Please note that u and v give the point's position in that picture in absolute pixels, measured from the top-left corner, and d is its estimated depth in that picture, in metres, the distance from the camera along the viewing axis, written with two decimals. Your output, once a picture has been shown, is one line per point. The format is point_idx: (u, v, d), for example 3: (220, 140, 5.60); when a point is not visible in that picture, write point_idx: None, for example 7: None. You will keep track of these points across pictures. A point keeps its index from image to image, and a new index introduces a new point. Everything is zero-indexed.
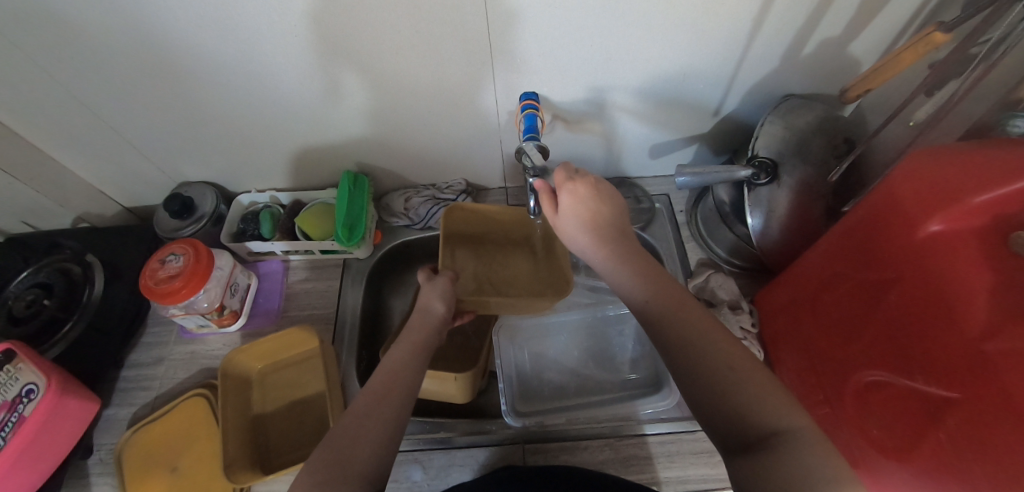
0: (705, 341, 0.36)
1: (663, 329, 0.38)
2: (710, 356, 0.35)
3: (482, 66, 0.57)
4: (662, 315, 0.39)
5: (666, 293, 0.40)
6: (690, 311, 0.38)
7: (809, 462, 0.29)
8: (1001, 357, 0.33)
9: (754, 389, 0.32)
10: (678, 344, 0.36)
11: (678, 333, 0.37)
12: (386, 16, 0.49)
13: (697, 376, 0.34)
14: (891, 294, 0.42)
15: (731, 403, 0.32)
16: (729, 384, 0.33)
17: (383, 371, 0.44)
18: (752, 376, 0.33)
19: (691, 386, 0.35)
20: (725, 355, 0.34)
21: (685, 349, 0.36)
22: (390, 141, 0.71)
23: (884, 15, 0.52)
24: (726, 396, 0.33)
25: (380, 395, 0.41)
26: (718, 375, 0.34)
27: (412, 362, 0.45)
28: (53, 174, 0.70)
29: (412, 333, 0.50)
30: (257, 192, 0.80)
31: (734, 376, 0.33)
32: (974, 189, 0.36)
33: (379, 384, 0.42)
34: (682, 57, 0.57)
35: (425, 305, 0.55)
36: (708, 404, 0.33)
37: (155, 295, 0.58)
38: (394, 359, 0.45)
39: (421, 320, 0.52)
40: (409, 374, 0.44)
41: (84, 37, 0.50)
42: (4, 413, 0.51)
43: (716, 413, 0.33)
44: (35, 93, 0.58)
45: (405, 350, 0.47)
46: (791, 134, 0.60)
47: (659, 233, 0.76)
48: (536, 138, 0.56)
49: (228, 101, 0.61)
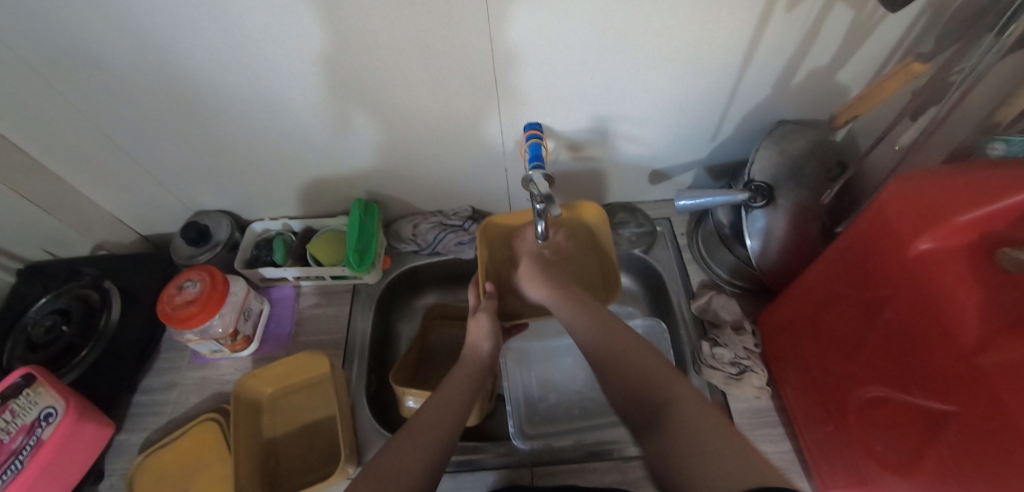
0: (633, 362, 0.43)
1: (608, 358, 0.46)
2: (635, 369, 0.43)
3: (487, 100, 0.61)
4: (610, 358, 0.45)
5: (611, 339, 0.48)
6: (622, 338, 0.47)
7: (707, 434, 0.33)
8: (993, 368, 0.34)
9: (661, 386, 0.39)
10: (615, 366, 0.44)
11: (623, 363, 0.44)
12: (397, 55, 0.53)
13: (630, 388, 0.42)
14: (885, 311, 0.44)
15: (645, 396, 0.40)
16: (649, 382, 0.40)
17: (441, 395, 0.50)
18: (663, 376, 0.40)
19: (631, 401, 0.41)
20: (647, 367, 0.42)
21: (613, 364, 0.45)
22: (398, 170, 0.74)
23: (867, 47, 0.55)
24: (645, 392, 0.40)
25: (443, 410, 0.48)
26: (645, 378, 0.41)
27: (462, 397, 0.51)
28: (75, 204, 0.73)
29: (463, 371, 0.56)
30: (270, 220, 0.82)
31: (648, 377, 0.41)
32: (959, 208, 0.37)
33: (439, 405, 0.48)
34: (676, 88, 0.61)
35: (474, 342, 0.60)
36: (638, 406, 0.40)
37: (171, 320, 0.60)
38: (447, 395, 0.50)
39: (471, 361, 0.58)
40: (457, 408, 0.49)
41: (117, 77, 0.55)
42: (22, 437, 0.52)
43: (639, 409, 0.40)
44: (67, 127, 0.62)
45: (458, 386, 0.52)
46: (785, 159, 0.63)
47: (661, 256, 0.78)
48: (542, 167, 0.59)
49: (245, 135, 0.65)
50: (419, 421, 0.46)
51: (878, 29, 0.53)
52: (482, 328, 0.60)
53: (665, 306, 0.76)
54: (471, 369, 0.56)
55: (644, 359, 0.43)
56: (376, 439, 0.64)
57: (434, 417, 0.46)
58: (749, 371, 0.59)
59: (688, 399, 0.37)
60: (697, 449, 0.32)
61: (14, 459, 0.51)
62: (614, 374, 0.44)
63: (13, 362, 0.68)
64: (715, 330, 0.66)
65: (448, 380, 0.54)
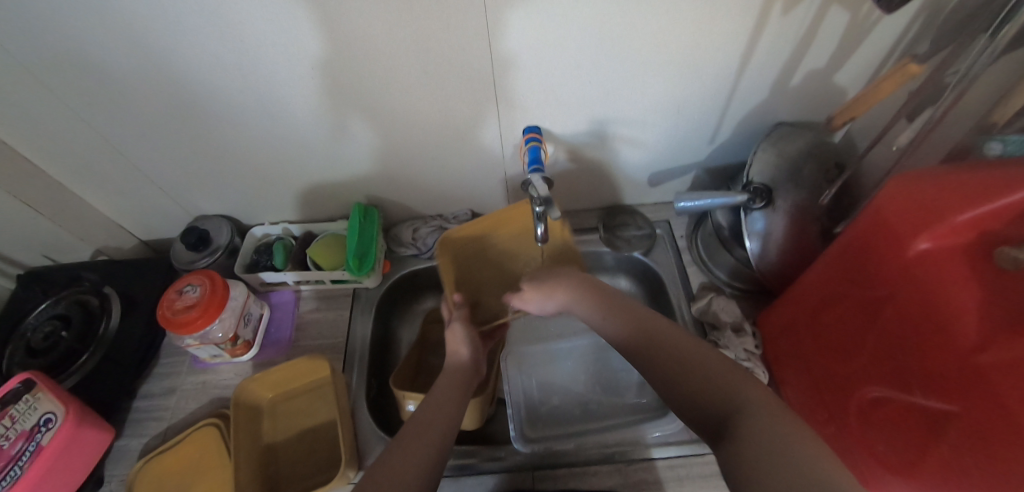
0: (689, 362, 0.43)
1: (653, 354, 0.46)
2: (697, 367, 0.42)
3: (486, 104, 0.61)
4: (649, 347, 0.46)
5: (645, 329, 0.49)
6: (672, 335, 0.47)
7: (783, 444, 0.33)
8: (994, 367, 0.34)
9: (734, 391, 0.39)
10: (666, 361, 0.44)
11: (672, 354, 0.45)
12: (397, 60, 0.54)
13: (686, 387, 0.41)
14: (885, 311, 0.43)
15: (713, 399, 0.39)
16: (716, 382, 0.40)
17: (429, 403, 0.50)
18: (731, 377, 0.40)
19: (686, 399, 0.41)
20: (716, 372, 0.41)
21: (658, 356, 0.45)
22: (398, 174, 0.74)
23: (864, 49, 0.56)
24: (709, 392, 0.40)
25: (428, 419, 0.47)
26: (711, 377, 0.41)
27: (451, 404, 0.51)
28: (75, 209, 0.74)
29: (447, 379, 0.56)
30: (270, 225, 0.83)
31: (716, 377, 0.41)
32: (957, 208, 0.38)
33: (425, 414, 0.48)
34: (675, 91, 0.61)
35: (452, 350, 0.61)
36: (697, 408, 0.40)
37: (171, 325, 0.60)
38: (434, 403, 0.50)
39: (454, 368, 0.58)
40: (445, 415, 0.49)
41: (119, 83, 0.55)
42: (22, 443, 0.52)
43: (700, 410, 0.40)
44: (68, 133, 0.62)
45: (446, 393, 0.53)
46: (783, 161, 0.63)
47: (660, 258, 0.78)
48: (541, 170, 0.59)
49: (246, 140, 0.65)
50: (408, 430, 0.46)
51: (874, 31, 0.53)
52: (456, 337, 0.61)
53: (665, 308, 0.76)
54: (456, 376, 0.57)
55: (707, 358, 0.43)
56: (375, 443, 0.63)
57: (422, 425, 0.46)
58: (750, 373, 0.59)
59: (764, 401, 0.37)
60: (768, 456, 0.33)
61: (14, 465, 0.51)
62: (663, 367, 0.44)
63: (12, 368, 0.68)
64: (715, 332, 0.66)
65: (432, 390, 0.54)
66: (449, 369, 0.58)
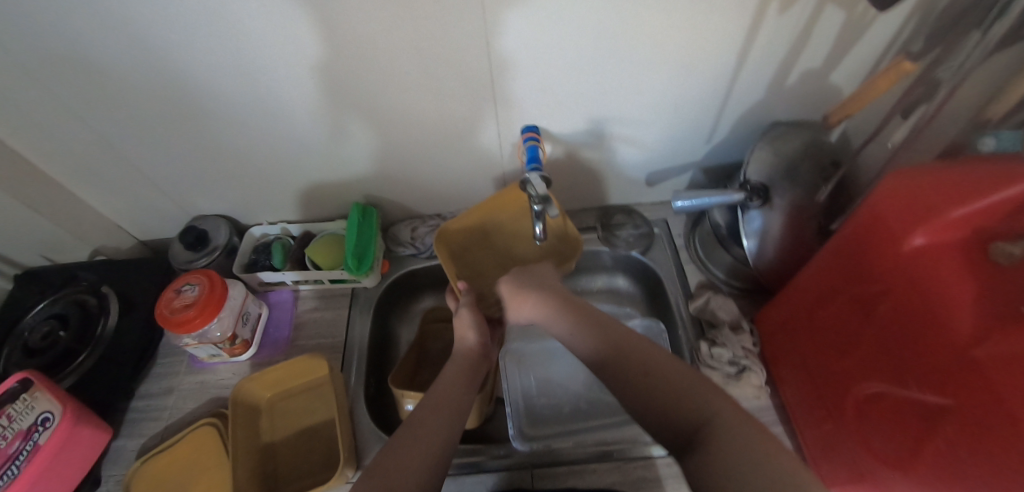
0: (654, 374, 0.41)
1: (620, 371, 0.43)
2: (666, 382, 0.40)
3: (484, 103, 0.61)
4: (617, 365, 0.43)
5: (613, 345, 0.45)
6: (638, 343, 0.44)
7: (754, 455, 0.32)
8: (989, 361, 0.34)
9: (702, 400, 0.37)
10: (632, 376, 0.42)
11: (638, 371, 0.41)
12: (394, 60, 0.54)
13: (653, 405, 0.39)
14: (880, 307, 0.44)
15: (681, 412, 0.38)
16: (683, 394, 0.38)
17: (438, 390, 0.51)
18: (699, 388, 0.38)
19: (653, 414, 0.39)
20: (683, 382, 0.39)
21: (629, 382, 0.41)
22: (396, 174, 0.74)
23: (859, 48, 0.56)
24: (676, 407, 0.38)
25: (438, 406, 0.48)
26: (679, 389, 0.39)
27: (460, 391, 0.51)
28: (73, 209, 0.74)
29: (457, 365, 0.56)
30: (268, 225, 0.83)
31: (684, 390, 0.39)
32: (951, 204, 0.38)
33: (436, 401, 0.48)
34: (672, 90, 0.61)
35: (462, 335, 0.61)
36: (667, 422, 0.38)
37: (169, 324, 0.59)
38: (445, 390, 0.51)
39: (464, 355, 0.59)
40: (454, 402, 0.49)
41: (117, 83, 0.55)
42: (19, 442, 0.52)
43: (669, 424, 0.38)
44: (66, 132, 0.62)
45: (455, 381, 0.53)
46: (780, 160, 0.64)
47: (658, 257, 0.78)
48: (539, 169, 0.60)
49: (244, 140, 0.65)
50: (418, 417, 0.46)
51: (869, 29, 0.54)
52: (466, 322, 0.61)
53: (663, 307, 0.76)
54: (465, 363, 0.57)
55: (672, 370, 0.41)
56: (373, 443, 0.63)
57: (432, 413, 0.46)
58: (748, 370, 0.60)
59: (731, 414, 0.35)
60: (742, 476, 0.32)
61: (11, 464, 0.51)
62: (626, 382, 0.42)
63: (10, 368, 0.68)
64: (713, 329, 0.66)
65: (441, 375, 0.54)
66: (460, 355, 0.59)
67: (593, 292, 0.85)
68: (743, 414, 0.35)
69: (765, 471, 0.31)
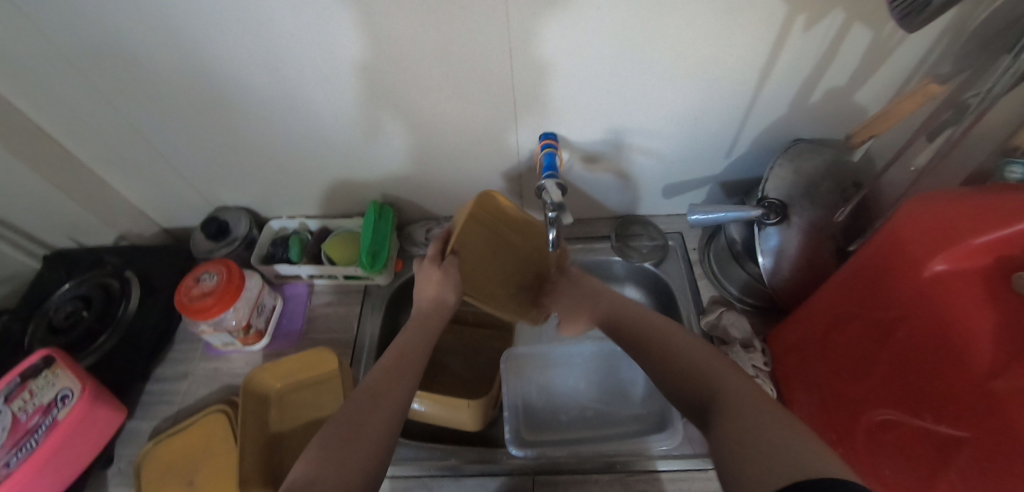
0: (679, 354, 0.43)
1: (653, 351, 0.46)
2: (684, 362, 0.42)
3: (506, 109, 0.62)
4: (646, 341, 0.47)
5: (648, 325, 0.49)
6: (664, 330, 0.47)
7: (761, 422, 0.33)
8: (1007, 395, 0.34)
9: (711, 377, 0.39)
10: (655, 358, 0.45)
11: (664, 352, 0.44)
12: (419, 62, 0.55)
13: (677, 381, 0.41)
14: (897, 333, 0.43)
15: (696, 389, 0.39)
16: (697, 375, 0.40)
17: (392, 353, 0.50)
18: (717, 368, 0.39)
19: (679, 391, 0.41)
20: (697, 361, 0.41)
21: (665, 364, 0.43)
22: (416, 174, 0.75)
23: (886, 69, 0.56)
24: (694, 384, 0.39)
25: (389, 371, 0.47)
26: (692, 369, 0.40)
27: (416, 358, 0.50)
28: (102, 194, 0.76)
29: (419, 325, 0.56)
30: (287, 219, 0.84)
31: (698, 369, 0.40)
32: (972, 231, 0.37)
33: (388, 364, 0.48)
34: (693, 102, 0.61)
35: (435, 294, 0.58)
36: (684, 398, 0.40)
37: (187, 311, 0.61)
38: (398, 355, 0.49)
39: (430, 312, 0.57)
40: (408, 368, 0.48)
41: (149, 75, 0.57)
42: (37, 417, 0.54)
43: (688, 402, 0.39)
44: (99, 121, 0.64)
45: (413, 343, 0.52)
46: (801, 178, 0.63)
47: (671, 270, 0.78)
48: (555, 176, 0.61)
49: (267, 135, 0.67)
50: (369, 388, 0.44)
51: (897, 50, 0.53)
52: (448, 283, 0.59)
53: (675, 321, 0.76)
54: (425, 324, 0.56)
55: (696, 352, 0.42)
56: None
57: (387, 388, 0.44)
58: None
59: (737, 389, 0.36)
60: (750, 443, 0.32)
61: (29, 437, 0.53)
62: (652, 364, 0.45)
63: (33, 345, 0.70)
64: (724, 346, 0.66)
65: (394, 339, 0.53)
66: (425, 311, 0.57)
67: None
68: (748, 388, 0.36)
69: (766, 437, 0.31)
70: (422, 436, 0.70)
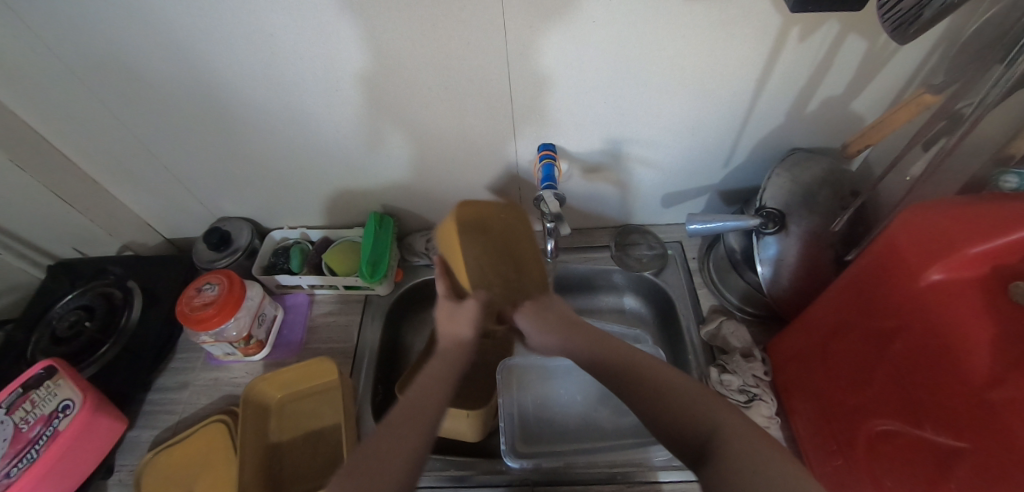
0: (654, 381, 0.41)
1: (623, 372, 0.44)
2: (664, 390, 0.40)
3: (505, 121, 0.63)
4: (627, 368, 0.44)
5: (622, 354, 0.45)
6: (631, 352, 0.45)
7: (771, 466, 0.32)
8: (1004, 404, 0.34)
9: (704, 411, 0.37)
10: (627, 383, 0.42)
11: (637, 376, 0.42)
12: (418, 74, 0.56)
13: (656, 410, 0.39)
14: (895, 342, 0.43)
15: (687, 424, 0.37)
16: (685, 407, 0.38)
17: (425, 377, 0.47)
18: (705, 400, 0.38)
19: (661, 419, 0.39)
20: (681, 390, 0.39)
21: (642, 389, 0.41)
22: (417, 185, 0.76)
23: (881, 78, 0.56)
24: (683, 417, 0.37)
25: (421, 398, 0.44)
26: (679, 400, 0.39)
27: (448, 379, 0.47)
28: (106, 205, 0.77)
29: (443, 358, 0.50)
30: (289, 229, 0.85)
31: (686, 402, 0.38)
32: (970, 240, 0.37)
33: (418, 390, 0.45)
34: (688, 113, 0.62)
35: (454, 330, 0.53)
36: (670, 432, 0.38)
37: (189, 321, 0.61)
38: (427, 380, 0.47)
39: (449, 350, 0.51)
40: (441, 395, 0.45)
41: (154, 88, 0.58)
42: (40, 427, 0.55)
43: (676, 435, 0.38)
44: (104, 133, 0.65)
45: (444, 368, 0.49)
46: (798, 187, 0.63)
47: (671, 278, 0.78)
48: (553, 187, 0.62)
49: (269, 147, 0.68)
50: (395, 416, 0.41)
51: (891, 59, 0.54)
52: (466, 317, 0.53)
53: (675, 330, 0.76)
54: (450, 357, 0.50)
55: (677, 380, 0.40)
56: None
57: (415, 412, 0.42)
58: (758, 400, 0.58)
59: (734, 427, 0.35)
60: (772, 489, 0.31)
61: (31, 447, 0.54)
62: (625, 387, 0.42)
63: (36, 354, 0.70)
64: (724, 356, 0.65)
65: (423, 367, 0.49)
66: (444, 349, 0.51)
67: (604, 311, 0.85)
68: (743, 420, 0.35)
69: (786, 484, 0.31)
70: None
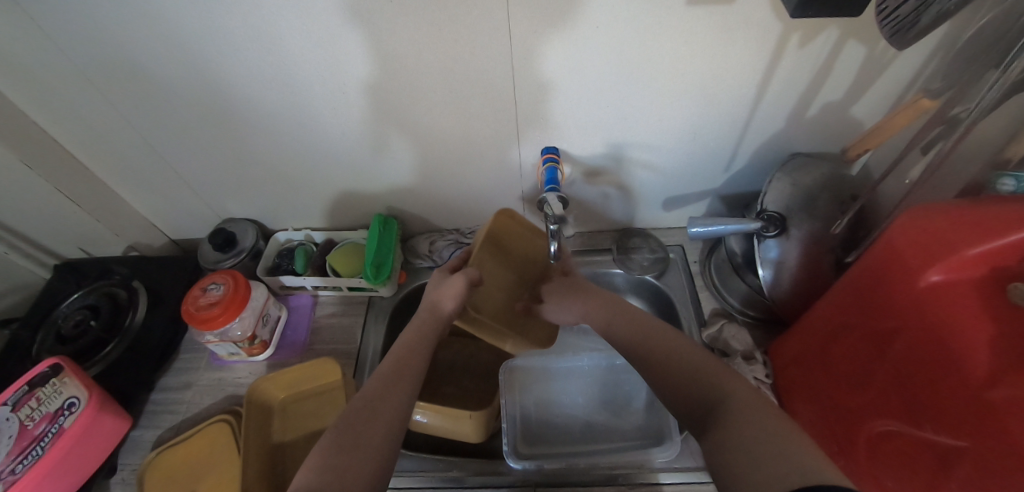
0: (672, 356, 0.44)
1: (645, 351, 0.47)
2: (677, 364, 0.43)
3: (509, 124, 0.64)
4: (633, 344, 0.49)
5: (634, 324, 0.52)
6: (660, 334, 0.48)
7: (755, 425, 0.34)
8: (1004, 403, 0.34)
9: (711, 382, 0.40)
10: (648, 363, 0.46)
11: (655, 353, 0.46)
12: (424, 77, 0.57)
13: (672, 384, 0.42)
14: (895, 343, 0.43)
15: (695, 395, 0.40)
16: (695, 378, 0.41)
17: (394, 356, 0.51)
18: (715, 374, 0.40)
19: (673, 390, 0.42)
20: (696, 364, 0.42)
21: (660, 365, 0.45)
22: (421, 187, 0.77)
23: (880, 83, 0.57)
24: (693, 386, 0.40)
25: (395, 375, 0.47)
26: (689, 373, 0.42)
27: (418, 358, 0.51)
28: (113, 206, 0.78)
29: (416, 325, 0.57)
30: (293, 230, 0.86)
31: (696, 373, 0.41)
32: (969, 241, 0.38)
33: (392, 366, 0.49)
34: (689, 118, 0.63)
35: (436, 299, 0.60)
36: (680, 402, 0.41)
37: (194, 320, 0.62)
38: (400, 359, 0.50)
39: (427, 317, 0.58)
40: (412, 374, 0.49)
41: (165, 90, 0.59)
42: (45, 424, 0.55)
43: (685, 405, 0.40)
44: (114, 134, 0.66)
45: (413, 344, 0.53)
46: (798, 191, 0.64)
47: (672, 281, 0.78)
48: (556, 190, 0.63)
49: (275, 149, 0.69)
50: (369, 392, 0.45)
51: (890, 65, 0.55)
52: (451, 291, 0.60)
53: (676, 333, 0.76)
54: (426, 323, 0.57)
55: (692, 356, 0.43)
56: None
57: (388, 389, 0.45)
58: None
59: (736, 394, 0.37)
60: (755, 447, 0.32)
61: (35, 445, 0.54)
62: (646, 365, 0.46)
63: (41, 353, 0.71)
64: (726, 358, 0.66)
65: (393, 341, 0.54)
66: (422, 317, 0.58)
67: None
68: (747, 389, 0.38)
69: (769, 442, 0.32)
70: (424, 447, 0.70)
